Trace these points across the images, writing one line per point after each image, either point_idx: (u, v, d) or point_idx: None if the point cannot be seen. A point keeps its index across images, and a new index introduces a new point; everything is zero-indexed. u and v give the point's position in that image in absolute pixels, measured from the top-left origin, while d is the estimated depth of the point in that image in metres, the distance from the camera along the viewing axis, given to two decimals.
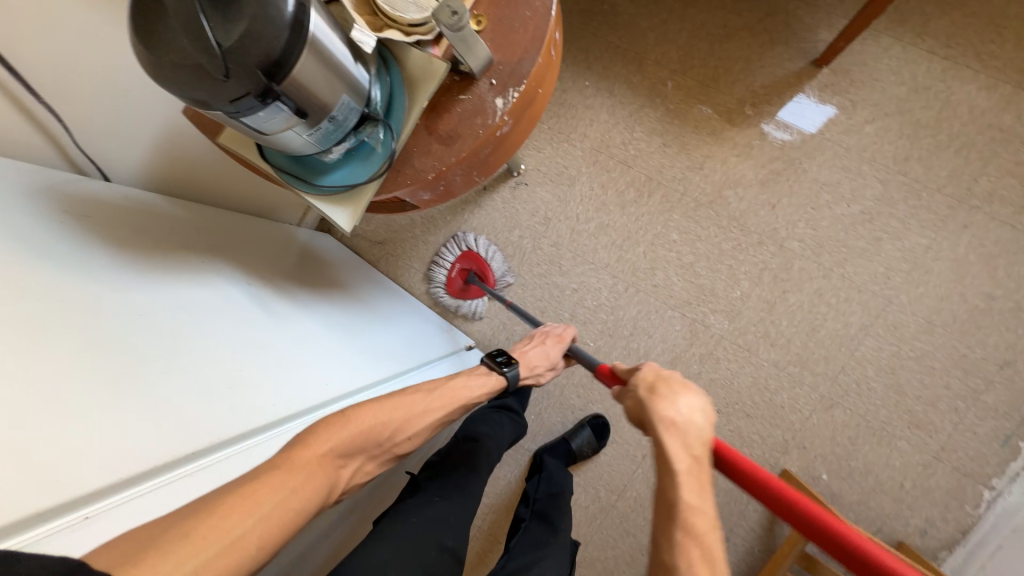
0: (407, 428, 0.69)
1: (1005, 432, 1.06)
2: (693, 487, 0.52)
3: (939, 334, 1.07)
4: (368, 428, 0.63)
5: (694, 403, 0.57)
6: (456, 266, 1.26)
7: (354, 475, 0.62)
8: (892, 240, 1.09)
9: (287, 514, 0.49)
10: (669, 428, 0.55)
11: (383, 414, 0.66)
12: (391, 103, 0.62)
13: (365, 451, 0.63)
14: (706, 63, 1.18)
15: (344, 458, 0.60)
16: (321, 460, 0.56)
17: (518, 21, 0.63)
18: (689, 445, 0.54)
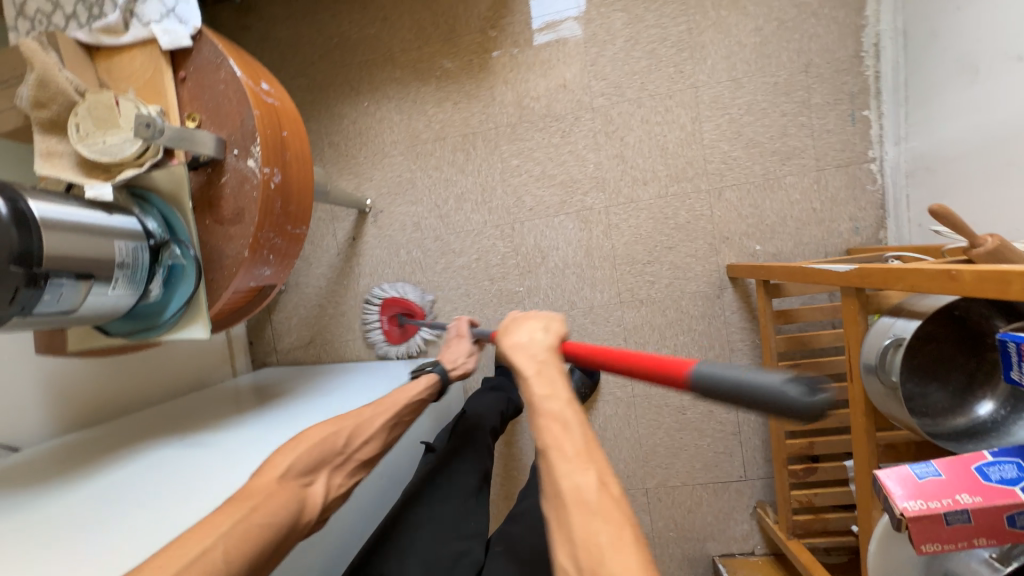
0: (360, 433, 0.77)
1: (849, 112, 1.16)
2: (544, 381, 0.60)
3: (748, 82, 1.19)
4: (320, 442, 0.71)
5: (536, 327, 0.68)
6: (383, 318, 1.32)
7: (328, 489, 0.69)
8: (662, 44, 1.20)
9: (251, 528, 0.55)
10: (516, 347, 0.65)
11: (333, 428, 0.74)
12: (170, 223, 0.69)
13: (328, 463, 0.70)
14: (436, 23, 1.29)
15: (306, 476, 0.67)
16: (280, 482, 0.64)
17: (218, 97, 0.71)
18: (534, 355, 0.63)
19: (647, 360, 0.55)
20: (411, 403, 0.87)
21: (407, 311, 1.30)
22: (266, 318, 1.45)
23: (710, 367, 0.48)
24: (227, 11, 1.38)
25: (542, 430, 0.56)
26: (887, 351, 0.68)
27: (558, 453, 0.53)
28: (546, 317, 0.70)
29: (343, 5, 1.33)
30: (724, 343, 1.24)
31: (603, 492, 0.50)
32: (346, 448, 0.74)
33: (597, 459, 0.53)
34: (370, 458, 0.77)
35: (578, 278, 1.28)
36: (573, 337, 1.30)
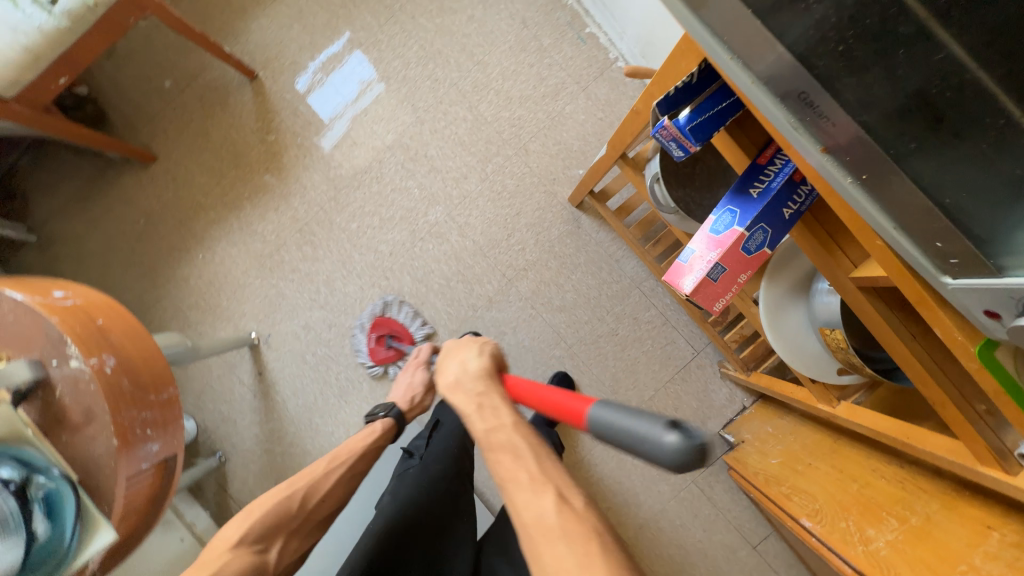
0: (315, 493, 0.89)
1: (576, 37, 1.35)
2: (488, 414, 0.64)
3: (489, 58, 1.35)
4: (277, 516, 0.83)
5: (466, 359, 0.71)
6: (372, 336, 1.34)
7: (283, 554, 0.83)
8: (408, 69, 1.36)
9: None
10: (451, 384, 0.68)
11: (287, 493, 0.86)
12: (26, 458, 0.70)
13: (285, 527, 0.83)
14: (221, 156, 1.37)
15: (263, 542, 0.80)
16: (240, 548, 0.77)
17: (13, 327, 0.74)
18: (470, 390, 0.67)
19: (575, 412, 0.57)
20: (368, 446, 0.98)
21: (395, 332, 1.33)
22: (225, 495, 1.38)
23: (597, 409, 0.54)
24: (29, 253, 1.38)
25: (497, 463, 0.60)
26: (654, 188, 0.82)
27: (514, 483, 0.58)
28: (473, 356, 0.71)
29: (133, 187, 1.38)
30: (608, 259, 1.34)
31: (565, 510, 0.56)
32: (302, 510, 0.86)
33: (555, 477, 0.59)
34: (326, 513, 0.90)
35: (464, 282, 1.35)
36: (493, 332, 1.35)
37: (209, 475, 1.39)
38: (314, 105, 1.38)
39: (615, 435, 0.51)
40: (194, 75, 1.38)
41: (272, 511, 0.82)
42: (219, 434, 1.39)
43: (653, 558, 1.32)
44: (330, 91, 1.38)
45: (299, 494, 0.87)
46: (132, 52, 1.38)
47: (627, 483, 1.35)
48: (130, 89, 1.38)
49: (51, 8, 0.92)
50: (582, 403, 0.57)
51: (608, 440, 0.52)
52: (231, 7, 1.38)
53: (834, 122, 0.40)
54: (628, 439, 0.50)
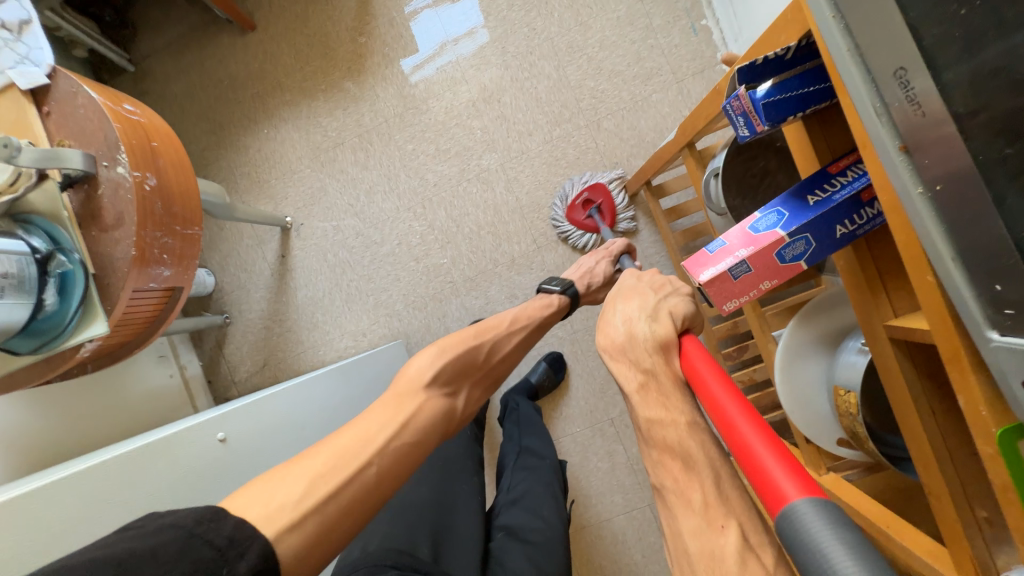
0: (497, 351, 0.82)
1: (689, 25, 1.27)
2: (659, 404, 0.50)
3: (594, 22, 1.30)
4: (461, 364, 0.75)
5: (631, 314, 0.59)
6: (583, 195, 1.25)
7: (468, 402, 0.75)
8: (511, 11, 1.34)
9: (407, 443, 0.61)
10: (615, 346, 0.57)
11: (463, 340, 0.77)
12: (56, 238, 0.75)
13: (469, 377, 0.76)
14: (312, 43, 1.41)
15: (448, 387, 0.72)
16: (430, 392, 0.68)
17: (81, 120, 0.78)
18: (637, 359, 0.55)
19: (719, 421, 0.44)
20: (540, 324, 0.91)
21: (605, 205, 1.24)
22: (220, 354, 1.48)
23: (812, 508, 0.34)
24: (124, 81, 1.49)
25: (659, 466, 0.47)
26: (709, 182, 0.78)
27: (682, 501, 0.44)
28: (637, 304, 0.61)
29: (228, 50, 1.45)
30: (642, 260, 1.29)
31: (749, 559, 0.39)
32: (482, 365, 0.79)
33: (737, 507, 0.43)
34: (499, 376, 0.84)
35: (494, 235, 1.34)
36: (505, 292, 1.34)
37: (211, 331, 1.48)
38: (412, 22, 1.38)
39: (806, 555, 0.33)
40: None
41: (463, 355, 0.75)
42: (231, 299, 1.47)
43: (582, 561, 1.31)
44: (430, 12, 1.37)
45: (485, 347, 0.79)
46: None
47: (583, 482, 1.33)
48: None
49: None
50: (787, 481, 0.37)
51: (795, 549, 0.34)
52: None
53: (924, 110, 0.32)
54: (823, 569, 0.32)
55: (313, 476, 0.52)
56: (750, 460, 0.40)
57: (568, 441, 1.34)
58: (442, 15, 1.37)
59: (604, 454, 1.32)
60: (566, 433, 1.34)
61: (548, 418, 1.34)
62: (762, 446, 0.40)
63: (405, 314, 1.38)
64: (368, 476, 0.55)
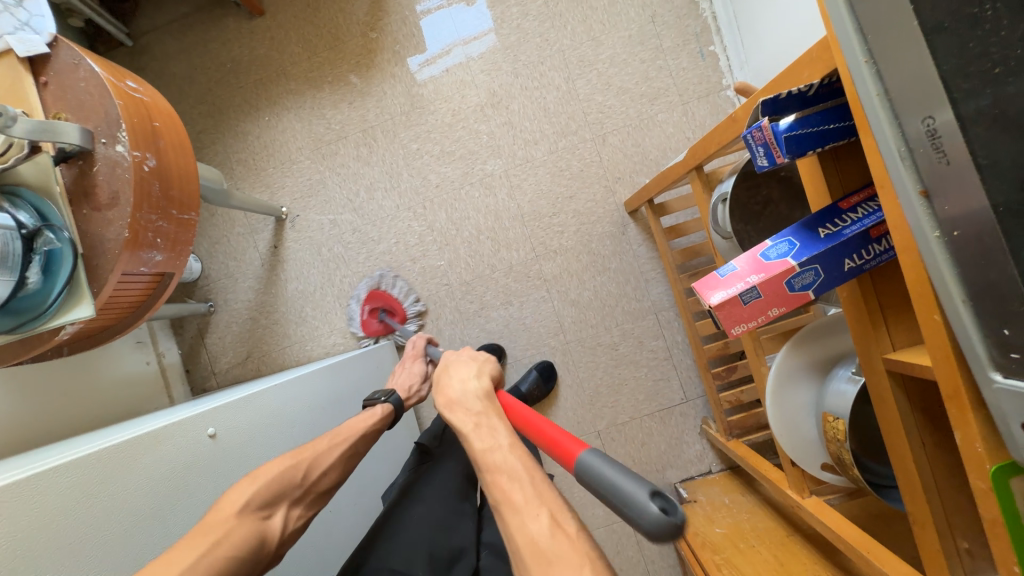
0: (316, 468, 0.76)
1: (697, 50, 1.30)
2: (483, 435, 0.62)
3: (605, 38, 1.32)
4: (282, 473, 0.72)
5: (466, 378, 0.71)
6: (365, 309, 1.34)
7: (287, 521, 0.70)
8: (525, 20, 1.35)
9: (230, 549, 0.61)
10: (450, 402, 0.68)
11: (292, 460, 0.74)
12: (44, 214, 0.72)
13: (288, 497, 0.71)
14: (321, 34, 1.39)
15: (266, 508, 0.68)
16: (242, 517, 0.65)
17: (80, 94, 0.75)
18: (470, 408, 0.66)
19: (550, 439, 0.56)
20: (368, 432, 0.86)
21: (389, 307, 1.33)
22: (201, 343, 1.43)
23: (592, 456, 0.51)
24: (121, 56, 1.44)
25: (492, 485, 0.57)
26: (717, 207, 0.79)
27: (509, 508, 0.54)
28: (475, 370, 0.72)
29: (233, 33, 1.42)
30: (638, 275, 1.31)
31: (557, 533, 0.51)
32: (304, 482, 0.74)
33: (552, 501, 0.54)
34: (329, 488, 0.78)
35: (493, 241, 1.34)
36: (500, 298, 1.34)
37: (194, 318, 1.44)
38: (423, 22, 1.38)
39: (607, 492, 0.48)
40: None
41: (280, 476, 0.71)
42: (218, 286, 1.43)
43: None
44: (444, 14, 1.37)
45: (303, 467, 0.75)
46: None
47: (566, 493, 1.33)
48: None
49: None
50: (576, 444, 0.54)
51: (606, 495, 0.48)
52: None
53: (949, 159, 0.34)
54: (614, 495, 0.47)
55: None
56: (562, 447, 0.54)
57: None
58: (452, 14, 1.37)
59: None
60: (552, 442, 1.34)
61: None
62: (568, 440, 0.55)
63: (398, 313, 1.36)
64: None
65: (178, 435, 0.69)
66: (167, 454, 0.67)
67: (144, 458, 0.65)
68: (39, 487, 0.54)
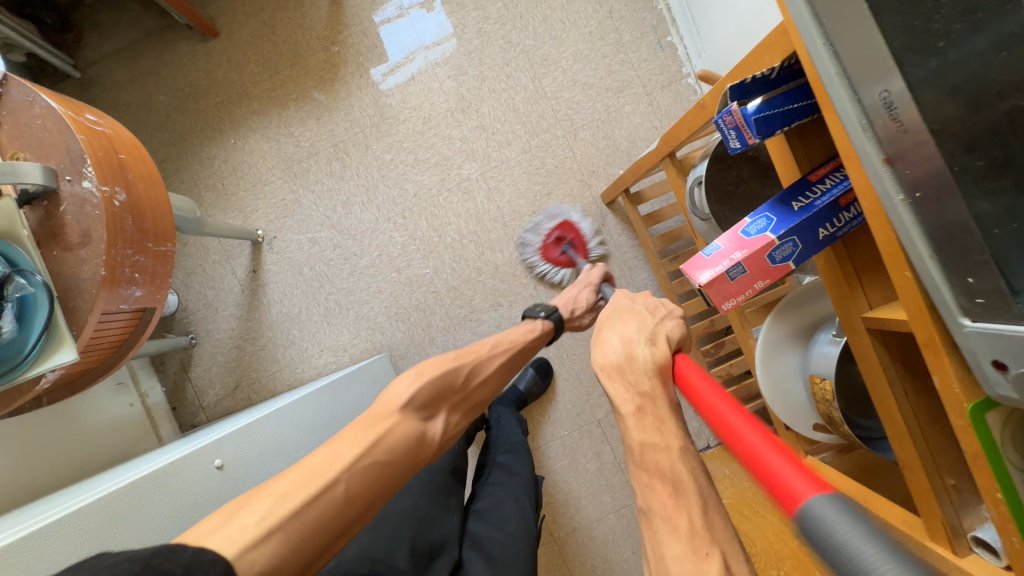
0: (478, 372, 0.81)
1: (656, 41, 1.34)
2: (652, 429, 0.52)
3: (567, 36, 1.35)
4: (443, 378, 0.75)
5: (632, 339, 0.62)
6: (553, 234, 1.31)
7: (445, 427, 0.73)
8: (487, 24, 1.36)
9: (375, 465, 0.60)
10: (613, 368, 0.60)
11: (449, 364, 0.78)
12: (14, 260, 0.69)
13: (448, 399, 0.75)
14: (281, 52, 1.37)
15: (427, 411, 0.71)
16: (405, 414, 0.67)
17: (37, 132, 0.73)
18: (636, 384, 0.57)
19: (737, 440, 0.44)
20: (525, 346, 0.90)
21: (576, 240, 1.31)
22: (184, 378, 1.38)
23: (826, 502, 0.34)
24: (69, 89, 1.38)
25: (648, 489, 0.49)
26: (693, 190, 0.83)
27: (670, 528, 0.46)
28: (632, 322, 0.66)
29: (187, 57, 1.38)
30: (622, 264, 1.34)
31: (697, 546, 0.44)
32: (463, 387, 0.78)
33: (722, 539, 0.45)
34: (481, 400, 0.82)
35: (477, 244, 1.35)
36: (489, 300, 1.34)
37: (175, 353, 1.39)
38: (382, 31, 1.37)
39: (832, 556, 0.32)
40: None
41: (441, 376, 0.74)
42: (197, 318, 1.38)
43: (576, 564, 1.32)
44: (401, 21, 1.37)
45: (464, 370, 0.79)
46: None
47: (573, 485, 1.34)
48: None
49: None
50: (806, 481, 0.37)
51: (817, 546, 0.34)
52: None
53: (906, 127, 0.37)
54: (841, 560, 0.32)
55: (277, 496, 0.52)
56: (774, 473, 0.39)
57: (557, 445, 1.36)
58: (409, 18, 1.37)
59: (592, 455, 1.35)
60: (554, 437, 1.35)
61: (535, 423, 1.35)
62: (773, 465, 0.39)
63: (388, 326, 1.35)
64: (334, 494, 0.55)
65: (184, 470, 0.67)
66: (177, 492, 0.66)
67: (152, 498, 0.62)
68: (45, 538, 0.52)
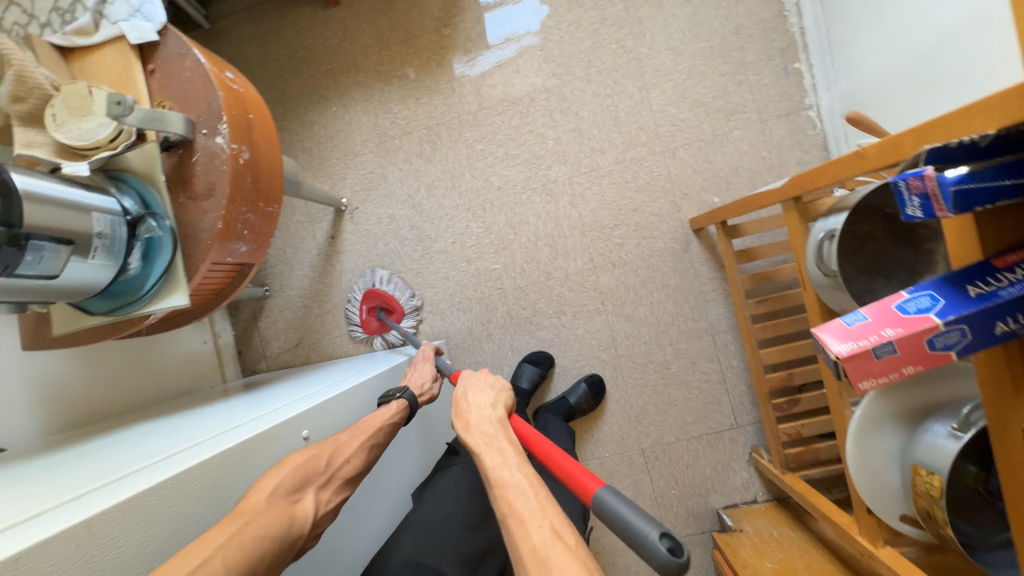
0: (340, 454, 0.71)
1: (781, 67, 1.25)
2: (493, 455, 0.63)
3: (684, 48, 1.28)
4: (304, 461, 0.66)
5: (485, 399, 0.73)
6: (364, 307, 1.35)
7: (317, 507, 0.64)
8: (602, 25, 1.31)
9: (248, 538, 0.53)
10: (468, 423, 0.69)
11: (314, 448, 0.69)
12: (147, 201, 0.74)
13: (315, 483, 0.65)
14: (394, 27, 1.39)
15: (295, 492, 0.62)
16: (269, 500, 0.59)
17: (185, 84, 0.77)
18: (485, 430, 0.67)
19: (547, 454, 0.60)
20: (394, 420, 0.81)
21: (388, 306, 1.34)
22: (253, 326, 1.46)
23: (607, 492, 0.51)
24: (197, 39, 1.47)
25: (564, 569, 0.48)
26: (824, 244, 0.76)
27: None
28: (489, 389, 0.75)
29: (306, 21, 1.42)
30: (698, 295, 1.28)
31: None
32: (329, 469, 0.68)
33: (554, 515, 0.53)
34: (359, 472, 0.73)
35: (551, 248, 1.32)
36: (554, 306, 1.32)
37: (249, 301, 1.46)
38: (485, 16, 1.36)
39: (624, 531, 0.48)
40: None
41: (302, 462, 0.65)
42: (274, 271, 1.45)
43: None
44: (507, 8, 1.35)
45: (324, 458, 0.68)
46: None
47: None
48: None
49: None
50: (592, 479, 0.54)
51: (617, 528, 0.50)
52: None
53: None
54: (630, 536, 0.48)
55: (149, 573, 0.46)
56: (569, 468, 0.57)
57: (595, 465, 1.33)
58: (519, 6, 1.35)
59: (629, 483, 1.31)
60: (594, 456, 1.32)
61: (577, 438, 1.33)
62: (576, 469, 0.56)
63: (449, 314, 1.36)
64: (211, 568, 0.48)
65: (271, 436, 0.70)
66: (262, 456, 0.68)
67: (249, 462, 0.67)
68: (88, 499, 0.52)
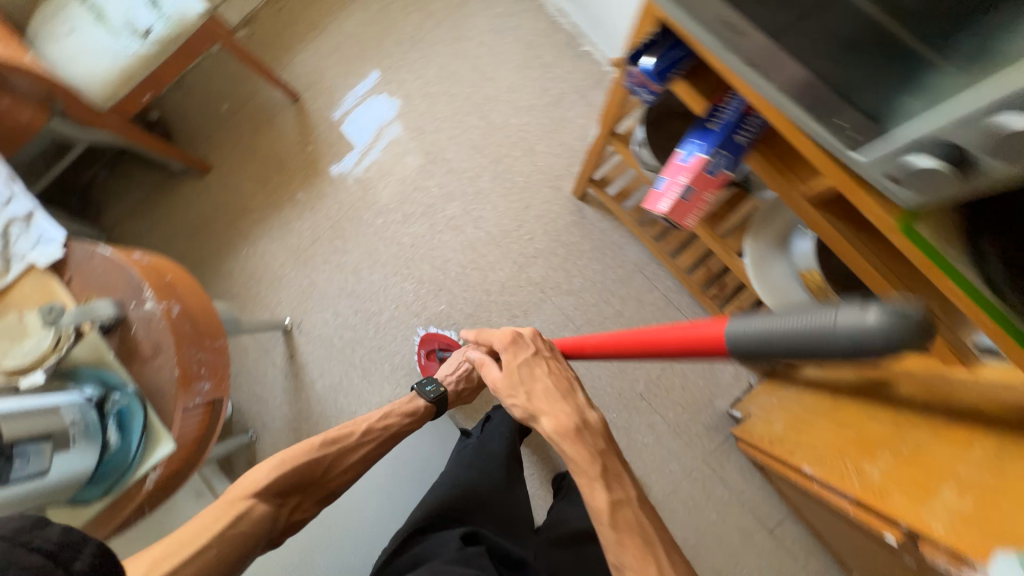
0: (342, 458, 0.90)
1: (575, 54, 1.53)
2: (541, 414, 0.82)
3: (499, 74, 1.55)
4: (306, 467, 0.85)
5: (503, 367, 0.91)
6: (423, 352, 1.41)
7: (297, 510, 0.84)
8: (430, 87, 1.56)
9: (225, 537, 0.73)
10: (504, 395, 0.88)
11: (316, 457, 0.87)
12: (106, 380, 0.83)
13: (303, 486, 0.85)
14: (267, 164, 1.58)
15: (282, 496, 0.82)
16: (259, 498, 0.79)
17: (102, 276, 0.87)
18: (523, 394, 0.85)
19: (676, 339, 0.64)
20: (399, 427, 0.99)
21: (445, 344, 1.40)
22: None
23: (737, 323, 0.54)
24: None
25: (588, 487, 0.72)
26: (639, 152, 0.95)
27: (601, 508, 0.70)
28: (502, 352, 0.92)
29: (189, 194, 1.58)
30: (612, 246, 1.45)
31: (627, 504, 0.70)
32: (322, 474, 0.88)
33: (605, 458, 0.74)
34: (350, 474, 0.91)
35: (479, 269, 1.47)
36: (505, 315, 1.44)
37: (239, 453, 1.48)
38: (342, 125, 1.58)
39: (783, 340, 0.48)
40: (246, 99, 1.62)
41: (302, 466, 0.85)
42: (252, 414, 1.49)
43: None
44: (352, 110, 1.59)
45: (326, 459, 0.88)
46: (198, 83, 1.64)
47: (639, 464, 1.37)
48: (193, 113, 1.62)
49: (144, 38, 1.17)
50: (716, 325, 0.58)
51: (768, 345, 0.50)
52: (278, 44, 1.64)
53: None
54: (798, 338, 0.46)
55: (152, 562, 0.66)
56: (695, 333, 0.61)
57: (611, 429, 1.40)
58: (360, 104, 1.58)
59: (647, 428, 1.39)
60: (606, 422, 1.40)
61: None
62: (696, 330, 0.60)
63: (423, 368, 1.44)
64: (207, 556, 0.69)
65: None
66: None
67: None
68: None
